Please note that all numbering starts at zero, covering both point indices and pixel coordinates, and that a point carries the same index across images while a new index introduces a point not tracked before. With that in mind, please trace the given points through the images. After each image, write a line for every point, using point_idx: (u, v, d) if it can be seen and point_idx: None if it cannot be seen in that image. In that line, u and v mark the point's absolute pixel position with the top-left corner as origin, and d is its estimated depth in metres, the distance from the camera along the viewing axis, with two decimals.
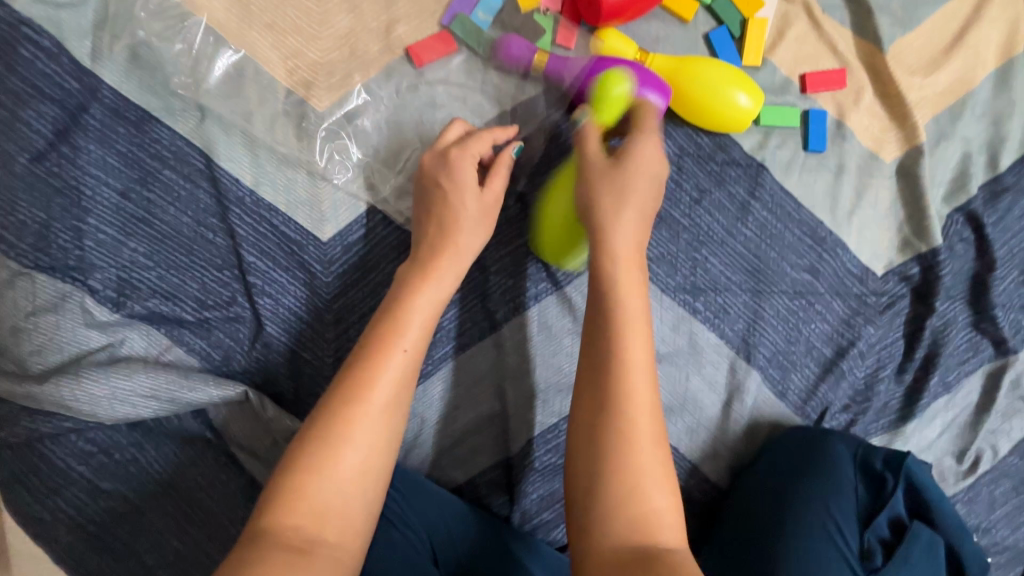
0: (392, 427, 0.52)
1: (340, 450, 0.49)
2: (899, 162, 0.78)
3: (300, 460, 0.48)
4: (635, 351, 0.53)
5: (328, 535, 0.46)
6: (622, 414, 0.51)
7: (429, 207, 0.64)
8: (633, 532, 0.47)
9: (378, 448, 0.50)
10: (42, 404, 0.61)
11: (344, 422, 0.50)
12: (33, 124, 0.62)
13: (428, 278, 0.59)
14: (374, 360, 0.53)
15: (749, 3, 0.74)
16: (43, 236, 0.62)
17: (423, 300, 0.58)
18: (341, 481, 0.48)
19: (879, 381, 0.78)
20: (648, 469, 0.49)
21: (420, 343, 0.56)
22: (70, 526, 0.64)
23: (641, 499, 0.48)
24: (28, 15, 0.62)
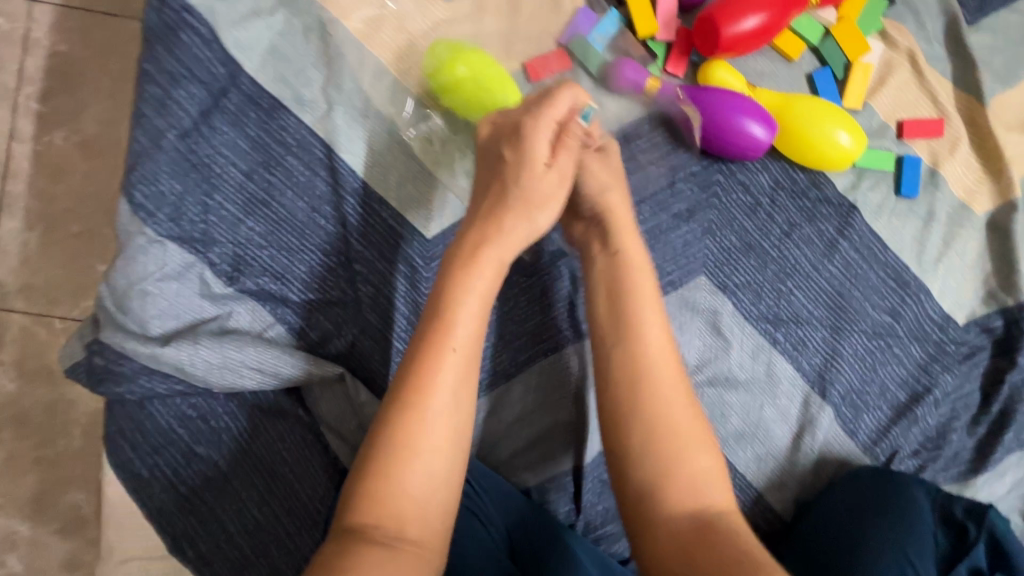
0: (454, 431, 0.51)
1: (410, 459, 0.49)
2: (990, 215, 0.79)
3: (370, 469, 0.49)
4: (654, 337, 0.57)
5: (410, 533, 0.48)
6: (658, 385, 0.55)
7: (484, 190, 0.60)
8: (689, 499, 0.51)
9: (443, 450, 0.50)
10: (160, 365, 0.64)
11: (406, 433, 0.49)
12: (182, 103, 0.66)
13: (472, 271, 0.55)
14: (425, 364, 0.52)
15: (855, 47, 0.76)
16: (177, 208, 0.66)
17: (473, 295, 0.54)
18: (413, 488, 0.49)
19: (951, 430, 0.78)
20: (691, 433, 0.53)
21: (470, 340, 0.53)
22: (164, 485, 0.67)
23: (691, 463, 0.53)
24: (191, 4, 0.66)
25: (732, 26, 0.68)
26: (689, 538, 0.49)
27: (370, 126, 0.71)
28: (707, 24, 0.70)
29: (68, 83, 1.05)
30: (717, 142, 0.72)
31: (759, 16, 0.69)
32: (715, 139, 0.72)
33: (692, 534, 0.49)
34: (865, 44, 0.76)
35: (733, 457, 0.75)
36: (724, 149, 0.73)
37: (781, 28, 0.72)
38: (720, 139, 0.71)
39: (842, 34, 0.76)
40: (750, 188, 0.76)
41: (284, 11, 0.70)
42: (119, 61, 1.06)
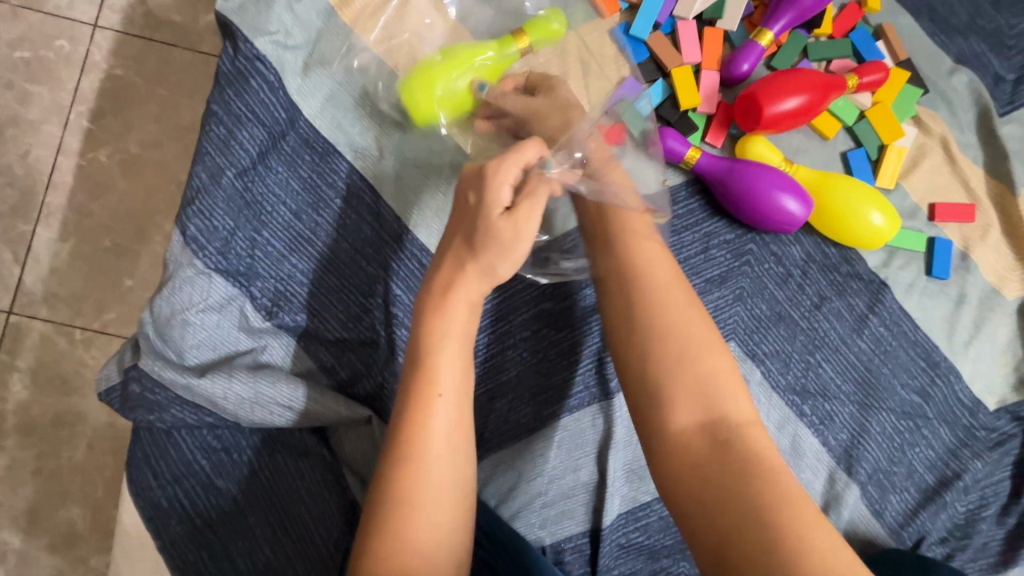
0: (456, 473, 0.52)
1: (416, 507, 0.49)
2: (1020, 301, 0.79)
3: (378, 521, 0.49)
4: (647, 277, 0.62)
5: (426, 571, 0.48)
6: (667, 316, 0.59)
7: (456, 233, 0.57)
8: (701, 416, 0.54)
9: (450, 484, 0.51)
10: (193, 396, 0.65)
11: (408, 485, 0.50)
12: (243, 143, 0.68)
13: (444, 312, 0.55)
14: (415, 412, 0.52)
15: (889, 130, 0.78)
16: (226, 242, 0.67)
17: (453, 338, 0.54)
18: (419, 543, 0.48)
19: (980, 519, 0.76)
20: (698, 351, 0.57)
21: (455, 383, 0.54)
22: (181, 517, 0.66)
23: (702, 374, 0.56)
24: (262, 52, 0.69)
25: (773, 106, 0.71)
26: (704, 456, 0.52)
27: (417, 173, 0.73)
28: (747, 102, 0.72)
29: (116, 104, 1.10)
30: (751, 215, 0.74)
31: (799, 98, 0.72)
32: (751, 213, 0.74)
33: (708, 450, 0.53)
34: (899, 128, 0.78)
35: None
36: (760, 223, 0.75)
37: (820, 110, 0.75)
38: (756, 211, 0.73)
39: (876, 117, 0.78)
40: (783, 259, 0.77)
41: (345, 61, 0.73)
42: (169, 87, 1.11)
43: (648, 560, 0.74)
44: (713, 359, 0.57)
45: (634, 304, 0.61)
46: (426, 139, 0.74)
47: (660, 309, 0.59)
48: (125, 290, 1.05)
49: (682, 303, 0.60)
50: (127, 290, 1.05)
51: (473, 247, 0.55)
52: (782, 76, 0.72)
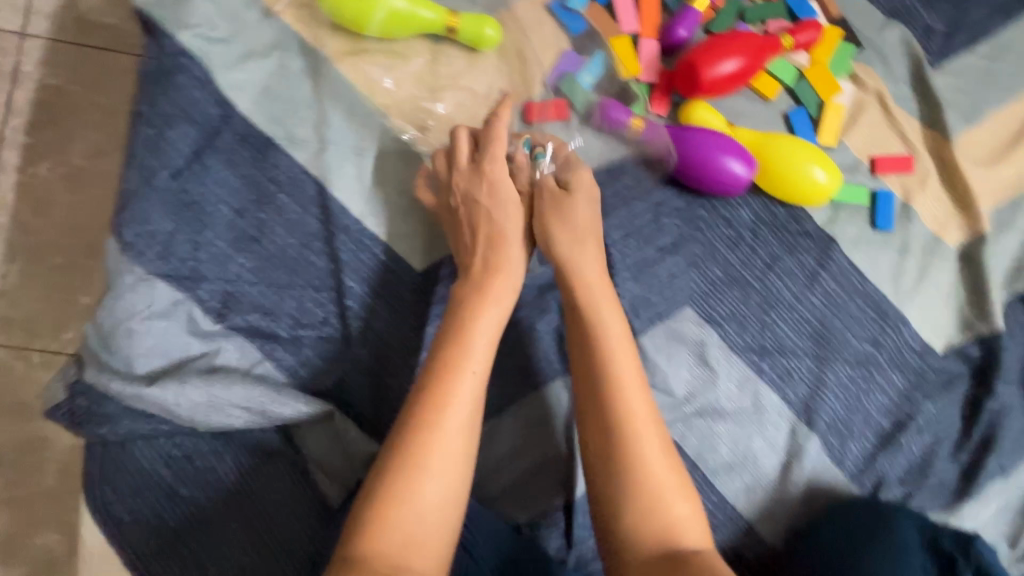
0: (467, 453, 0.55)
1: (421, 478, 0.52)
2: (962, 247, 0.82)
3: (380, 494, 0.52)
4: (613, 357, 0.59)
5: (413, 562, 0.50)
6: (626, 412, 0.56)
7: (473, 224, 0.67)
8: (654, 540, 0.53)
9: (456, 471, 0.54)
10: (145, 406, 0.63)
11: (422, 452, 0.53)
12: (174, 142, 0.67)
13: (486, 301, 0.62)
14: (442, 386, 0.56)
15: (827, 88, 0.80)
16: (167, 245, 0.66)
17: (492, 310, 0.61)
18: (424, 511, 0.52)
19: (936, 458, 0.79)
20: (653, 495, 0.54)
21: (485, 364, 0.59)
22: (147, 528, 0.65)
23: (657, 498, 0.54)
24: (185, 46, 0.68)
25: (711, 69, 0.72)
26: None
27: (360, 160, 0.72)
28: (686, 68, 0.73)
29: (49, 113, 1.05)
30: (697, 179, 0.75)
31: (737, 60, 0.72)
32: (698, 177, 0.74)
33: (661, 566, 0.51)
34: (836, 85, 0.80)
35: (722, 487, 0.76)
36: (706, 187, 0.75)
37: (757, 71, 0.76)
38: (700, 176, 0.74)
39: (814, 76, 0.80)
40: (733, 223, 0.79)
41: (277, 52, 0.72)
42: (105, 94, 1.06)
43: None
44: (665, 480, 0.55)
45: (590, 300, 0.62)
46: (367, 126, 0.73)
47: (616, 306, 0.62)
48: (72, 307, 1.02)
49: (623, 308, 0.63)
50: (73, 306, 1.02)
51: (502, 238, 0.66)
52: (718, 39, 0.73)
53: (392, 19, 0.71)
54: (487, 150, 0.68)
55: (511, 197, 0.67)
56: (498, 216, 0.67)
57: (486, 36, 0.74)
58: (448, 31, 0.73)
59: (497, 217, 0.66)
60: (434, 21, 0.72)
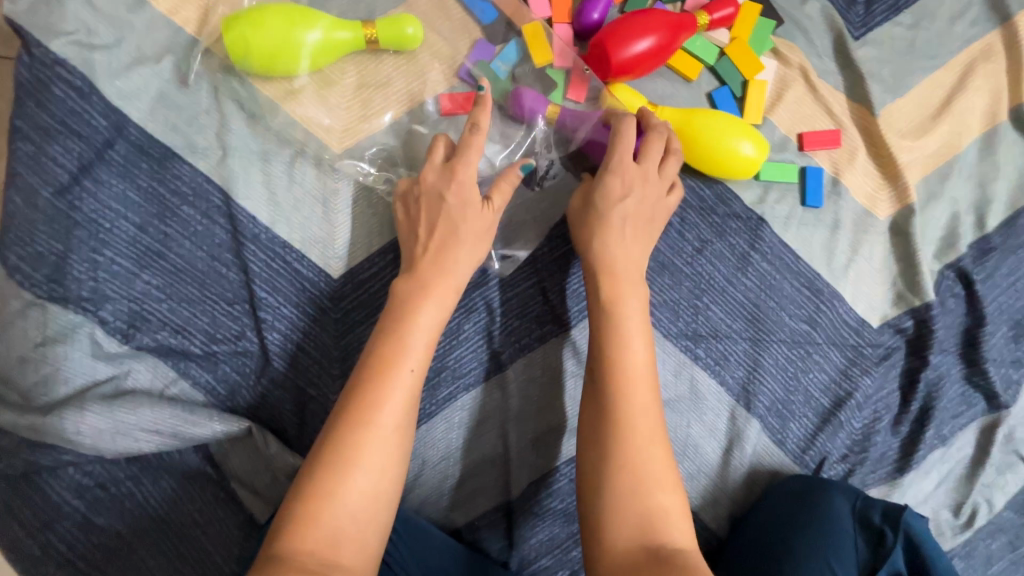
0: (400, 449, 0.53)
1: (353, 473, 0.50)
2: (892, 220, 0.81)
3: (309, 489, 0.50)
4: (626, 333, 0.61)
5: (342, 554, 0.48)
6: (632, 397, 0.58)
7: (425, 220, 0.63)
8: (638, 531, 0.52)
9: (388, 467, 0.52)
10: (45, 436, 0.61)
11: (354, 448, 0.51)
12: (59, 159, 0.64)
13: (428, 297, 0.59)
14: (376, 382, 0.54)
15: (749, 65, 0.78)
16: (59, 267, 0.63)
17: (431, 301, 0.59)
18: (350, 507, 0.50)
19: (876, 432, 0.79)
20: (651, 482, 0.54)
21: (423, 361, 0.57)
22: (60, 563, 0.62)
23: (650, 498, 0.53)
24: (62, 55, 0.65)
25: (623, 51, 0.70)
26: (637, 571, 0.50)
27: (266, 166, 0.69)
28: (599, 50, 0.71)
29: None
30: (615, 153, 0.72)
31: (650, 39, 0.70)
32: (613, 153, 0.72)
33: (639, 556, 0.51)
34: (759, 62, 0.78)
35: None
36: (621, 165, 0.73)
37: (673, 50, 0.74)
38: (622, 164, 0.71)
39: (736, 53, 0.78)
40: None
41: (169, 56, 0.68)
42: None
43: (565, 524, 0.73)
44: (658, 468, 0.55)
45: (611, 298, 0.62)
46: (273, 130, 0.70)
47: (633, 309, 0.63)
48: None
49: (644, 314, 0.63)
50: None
51: (456, 237, 0.62)
52: (631, 18, 0.71)
53: (318, 54, 0.68)
54: (461, 155, 0.63)
55: (475, 200, 0.63)
56: (456, 218, 0.62)
57: (407, 36, 0.70)
58: (371, 42, 0.70)
59: (458, 215, 0.62)
60: (353, 39, 0.69)
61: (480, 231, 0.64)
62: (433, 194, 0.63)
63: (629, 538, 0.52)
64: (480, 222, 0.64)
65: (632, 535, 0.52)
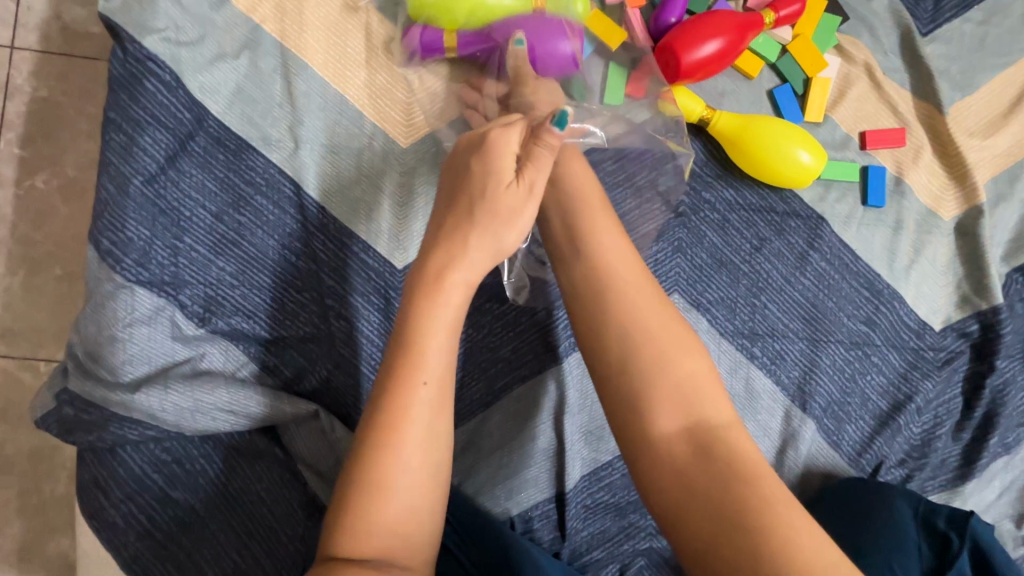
0: (433, 461, 0.49)
1: (385, 492, 0.47)
2: (958, 221, 0.80)
3: (345, 506, 0.47)
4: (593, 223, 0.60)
5: (397, 560, 0.46)
6: (604, 251, 0.58)
7: (456, 198, 0.55)
8: (668, 405, 0.51)
9: (422, 478, 0.48)
10: (129, 412, 0.64)
11: (382, 471, 0.47)
12: (147, 149, 0.67)
13: (439, 297, 0.52)
14: (397, 399, 0.48)
15: (812, 62, 0.77)
16: (145, 252, 0.66)
17: (447, 305, 0.51)
18: (389, 522, 0.47)
19: (936, 438, 0.78)
20: (651, 344, 0.53)
21: (443, 370, 0.50)
22: (139, 532, 0.65)
23: (660, 345, 0.53)
24: (152, 51, 0.68)
25: (689, 53, 0.70)
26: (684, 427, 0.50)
27: (336, 159, 0.71)
28: (665, 54, 0.72)
29: None
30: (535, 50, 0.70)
31: (717, 42, 0.70)
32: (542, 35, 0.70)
33: (683, 428, 0.50)
34: (822, 59, 0.77)
35: None
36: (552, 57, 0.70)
37: (740, 51, 0.73)
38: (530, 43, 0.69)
39: (798, 50, 0.77)
40: (715, 205, 0.77)
41: (247, 52, 0.71)
42: (45, 85, 0.93)
43: (616, 517, 0.75)
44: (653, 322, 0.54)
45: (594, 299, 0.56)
46: (342, 123, 0.72)
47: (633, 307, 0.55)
48: (23, 328, 0.91)
49: (640, 279, 0.57)
50: (24, 325, 0.91)
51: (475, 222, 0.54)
52: (698, 21, 0.71)
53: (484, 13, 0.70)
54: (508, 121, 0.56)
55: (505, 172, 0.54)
56: (482, 196, 0.54)
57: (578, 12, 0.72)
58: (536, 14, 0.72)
59: (481, 192, 0.54)
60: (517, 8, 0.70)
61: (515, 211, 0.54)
62: (463, 161, 0.56)
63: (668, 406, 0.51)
64: (519, 200, 0.54)
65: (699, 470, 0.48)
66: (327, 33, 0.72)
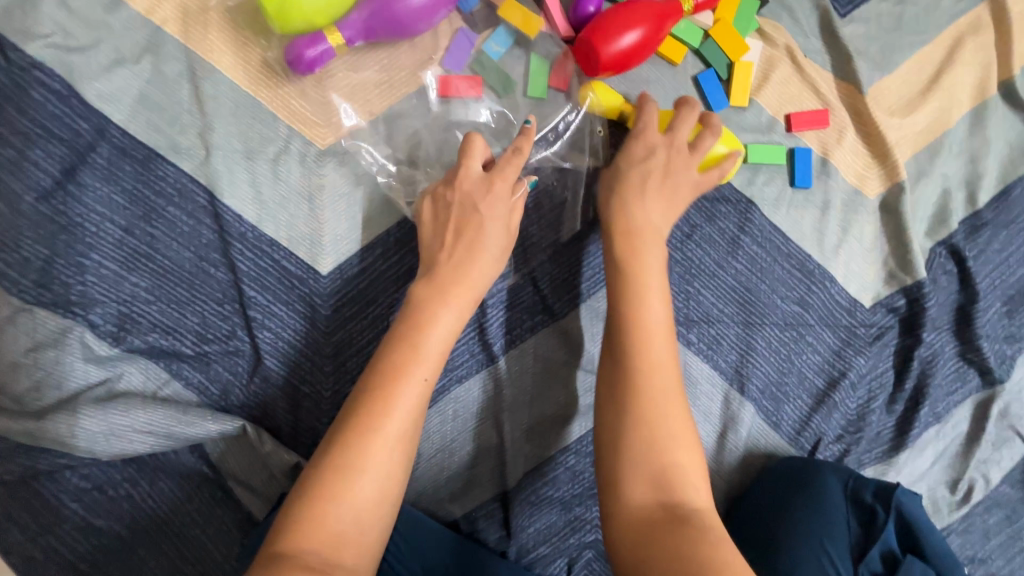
0: (404, 461, 0.51)
1: (356, 479, 0.48)
2: (882, 199, 0.81)
3: (315, 489, 0.48)
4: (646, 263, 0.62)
5: (345, 557, 0.46)
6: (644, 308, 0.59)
7: (456, 228, 0.61)
8: (651, 474, 0.52)
9: (393, 474, 0.50)
10: (38, 440, 0.61)
11: (360, 457, 0.48)
12: (42, 163, 0.64)
13: (447, 304, 0.57)
14: (392, 388, 0.51)
15: (735, 47, 0.77)
16: (47, 272, 0.63)
17: (449, 309, 0.57)
18: (353, 510, 0.47)
19: (871, 412, 0.79)
20: (656, 413, 0.54)
21: (434, 370, 0.54)
22: (60, 565, 0.62)
23: (659, 429, 0.54)
24: (40, 59, 0.64)
25: (608, 45, 0.69)
26: (656, 507, 0.50)
27: (250, 165, 0.69)
28: (585, 46, 0.71)
29: None
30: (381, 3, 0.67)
31: (636, 31, 0.70)
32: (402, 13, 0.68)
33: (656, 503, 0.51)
34: (743, 43, 0.77)
35: None
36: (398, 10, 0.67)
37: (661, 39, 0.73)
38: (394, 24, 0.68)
39: (720, 35, 0.77)
40: None
41: (148, 56, 0.68)
42: None
43: (562, 512, 0.74)
44: (663, 391, 0.55)
45: (630, 258, 0.62)
46: (254, 126, 0.69)
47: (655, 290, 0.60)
48: None
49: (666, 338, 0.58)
50: None
51: (471, 251, 0.60)
52: (616, 11, 0.70)
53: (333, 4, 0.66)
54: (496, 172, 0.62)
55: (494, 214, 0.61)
56: (477, 231, 0.60)
57: None
58: None
59: (478, 231, 0.60)
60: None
61: (500, 245, 0.62)
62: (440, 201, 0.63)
63: (646, 492, 0.51)
64: (502, 238, 0.62)
65: (649, 480, 0.52)
66: (232, 33, 0.69)
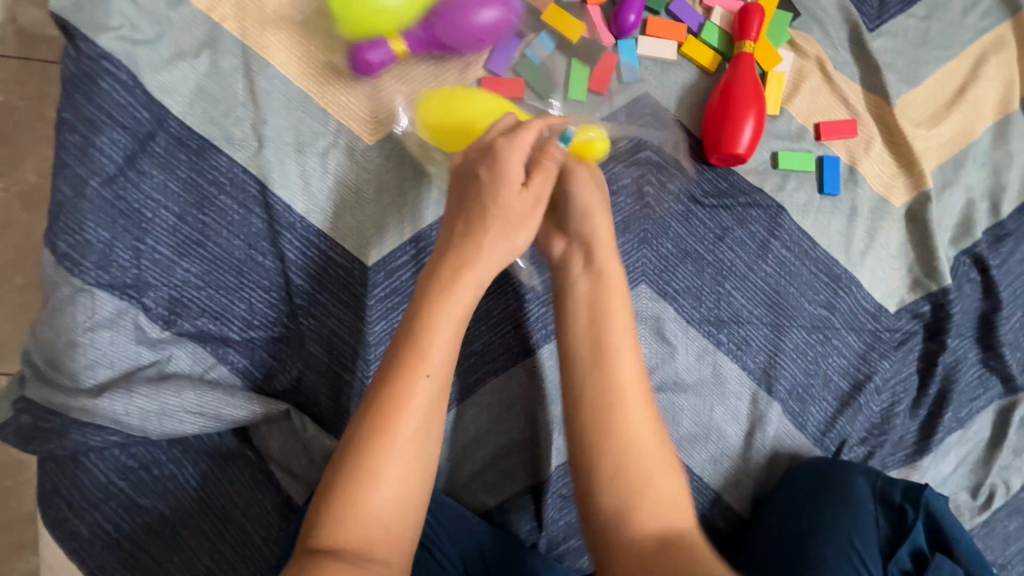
0: (425, 455, 0.49)
1: (372, 482, 0.47)
2: (908, 207, 0.83)
3: (334, 494, 0.46)
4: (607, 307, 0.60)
5: (376, 557, 0.45)
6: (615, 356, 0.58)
7: (466, 202, 0.59)
8: (650, 503, 0.53)
9: (414, 472, 0.48)
10: (91, 418, 0.62)
11: (373, 460, 0.47)
12: (104, 149, 0.66)
13: (449, 295, 0.54)
14: (397, 389, 0.49)
15: (768, 57, 0.80)
16: (105, 255, 0.65)
17: (458, 298, 0.54)
18: (377, 513, 0.46)
19: (895, 416, 0.80)
20: (643, 449, 0.55)
21: (444, 365, 0.52)
22: (106, 541, 0.64)
23: (648, 466, 0.54)
24: (107, 49, 0.67)
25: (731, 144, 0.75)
26: (655, 541, 0.51)
27: (300, 157, 0.71)
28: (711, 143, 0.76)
29: None
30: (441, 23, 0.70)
31: (750, 122, 0.75)
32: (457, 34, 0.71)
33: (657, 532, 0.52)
34: (776, 54, 0.80)
35: (689, 459, 0.76)
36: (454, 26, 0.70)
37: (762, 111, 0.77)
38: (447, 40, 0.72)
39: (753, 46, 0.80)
40: (680, 196, 0.79)
41: (208, 51, 0.70)
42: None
43: None
44: (645, 427, 0.56)
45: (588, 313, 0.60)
46: (306, 120, 0.72)
47: (618, 310, 0.60)
48: None
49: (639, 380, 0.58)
50: None
51: (492, 221, 0.58)
52: (731, 107, 0.75)
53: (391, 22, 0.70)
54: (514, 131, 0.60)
55: (511, 179, 0.58)
56: (491, 198, 0.58)
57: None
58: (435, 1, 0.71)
59: (493, 200, 0.58)
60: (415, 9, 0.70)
61: (522, 213, 0.59)
62: (468, 172, 0.60)
63: (648, 520, 0.52)
64: (517, 206, 0.59)
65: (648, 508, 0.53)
66: (288, 31, 0.72)
